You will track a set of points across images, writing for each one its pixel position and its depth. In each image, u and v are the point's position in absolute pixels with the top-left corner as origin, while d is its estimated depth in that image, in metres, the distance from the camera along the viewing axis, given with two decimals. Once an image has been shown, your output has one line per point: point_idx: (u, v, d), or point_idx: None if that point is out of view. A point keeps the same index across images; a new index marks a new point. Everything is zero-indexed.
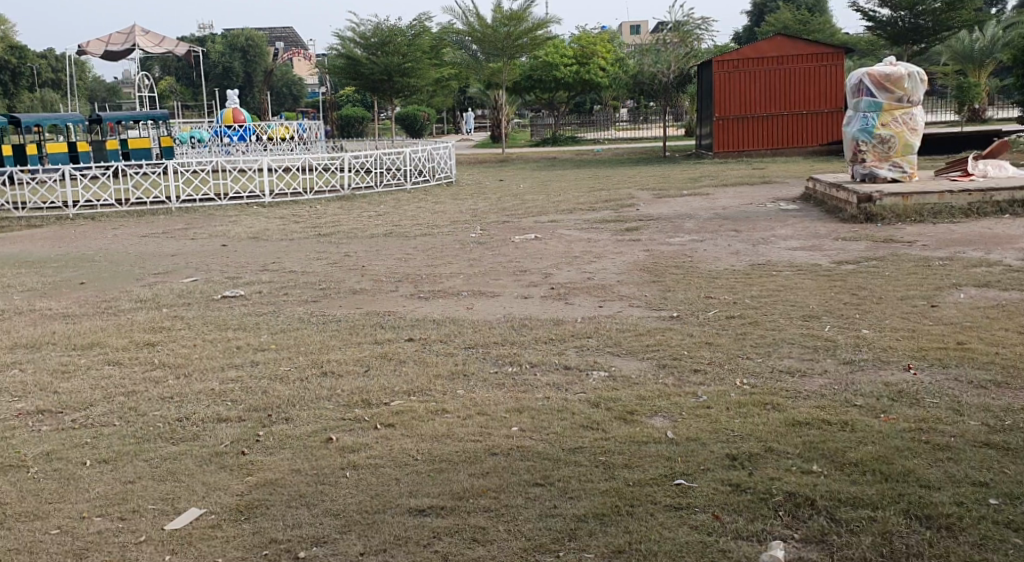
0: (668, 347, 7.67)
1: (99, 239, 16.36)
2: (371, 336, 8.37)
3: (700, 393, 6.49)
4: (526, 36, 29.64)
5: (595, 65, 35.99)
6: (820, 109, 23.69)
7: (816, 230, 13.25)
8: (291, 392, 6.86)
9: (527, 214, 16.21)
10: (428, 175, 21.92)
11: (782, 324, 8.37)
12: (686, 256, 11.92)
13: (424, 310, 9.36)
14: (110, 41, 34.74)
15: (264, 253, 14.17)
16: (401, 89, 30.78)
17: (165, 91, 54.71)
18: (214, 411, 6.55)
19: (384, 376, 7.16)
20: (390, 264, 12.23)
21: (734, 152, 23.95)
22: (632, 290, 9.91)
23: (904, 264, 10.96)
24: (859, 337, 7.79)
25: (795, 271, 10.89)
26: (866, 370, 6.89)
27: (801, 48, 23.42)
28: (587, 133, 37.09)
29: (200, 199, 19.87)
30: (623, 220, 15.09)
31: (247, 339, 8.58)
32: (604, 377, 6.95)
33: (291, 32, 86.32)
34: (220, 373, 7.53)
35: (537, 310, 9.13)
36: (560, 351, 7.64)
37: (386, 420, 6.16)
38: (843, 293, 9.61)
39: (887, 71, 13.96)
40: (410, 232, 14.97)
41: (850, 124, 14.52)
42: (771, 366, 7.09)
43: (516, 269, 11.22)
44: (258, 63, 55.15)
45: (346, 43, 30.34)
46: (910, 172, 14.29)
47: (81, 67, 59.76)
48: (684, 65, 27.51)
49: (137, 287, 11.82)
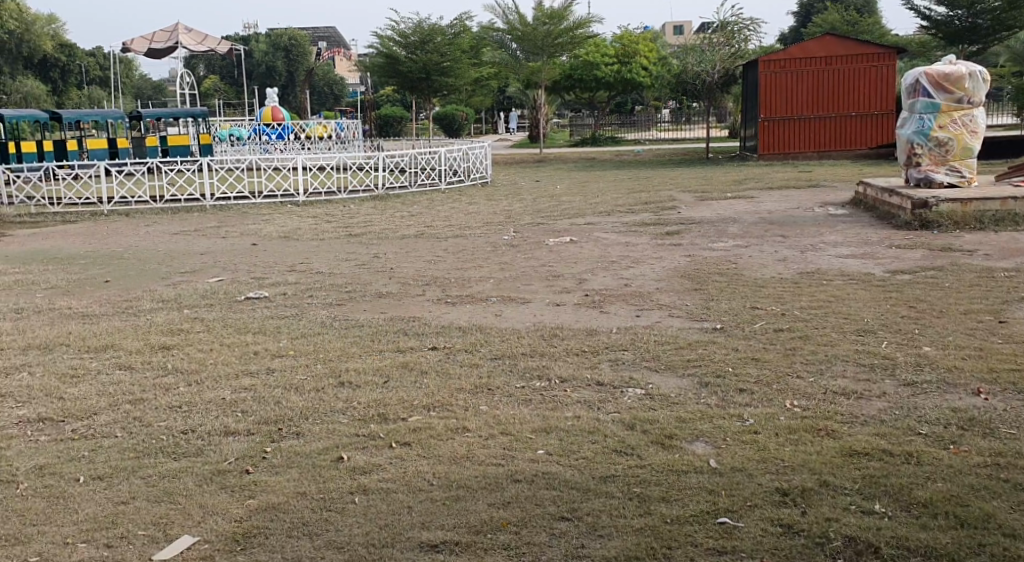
0: (711, 362, 7.12)
1: (129, 236, 16.05)
2: (393, 344, 7.90)
3: (746, 416, 5.93)
4: (567, 34, 29.18)
5: (637, 65, 35.64)
6: (870, 111, 22.87)
7: (869, 237, 12.59)
8: (304, 404, 6.39)
9: (564, 216, 15.66)
10: (464, 175, 21.44)
11: (835, 339, 7.77)
12: (729, 263, 11.33)
13: (450, 316, 8.85)
14: (154, 39, 34.66)
15: (294, 253, 13.74)
16: (440, 89, 30.35)
17: (210, 90, 54.83)
18: (222, 423, 6.08)
19: (404, 390, 6.65)
20: (421, 266, 11.75)
21: (780, 155, 23.26)
22: (673, 298, 9.33)
23: (965, 275, 10.31)
24: (919, 355, 7.19)
25: (847, 281, 10.28)
26: (931, 395, 6.31)
27: (851, 48, 22.63)
28: (627, 133, 36.48)
29: (235, 197, 19.50)
30: (663, 224, 14.48)
31: (264, 344, 8.12)
32: (641, 395, 6.40)
33: (333, 31, 86.40)
34: (232, 381, 7.03)
35: (569, 318, 8.58)
36: (594, 365, 7.09)
37: (401, 439, 5.66)
38: (899, 306, 8.99)
39: (945, 71, 13.33)
40: (442, 234, 14.48)
41: (905, 127, 13.87)
42: (823, 387, 6.52)
43: (550, 273, 10.70)
44: (301, 63, 55.10)
45: (385, 42, 29.92)
46: (970, 177, 13.52)
47: (127, 64, 59.96)
48: (729, 65, 26.73)
49: (161, 286, 11.43)
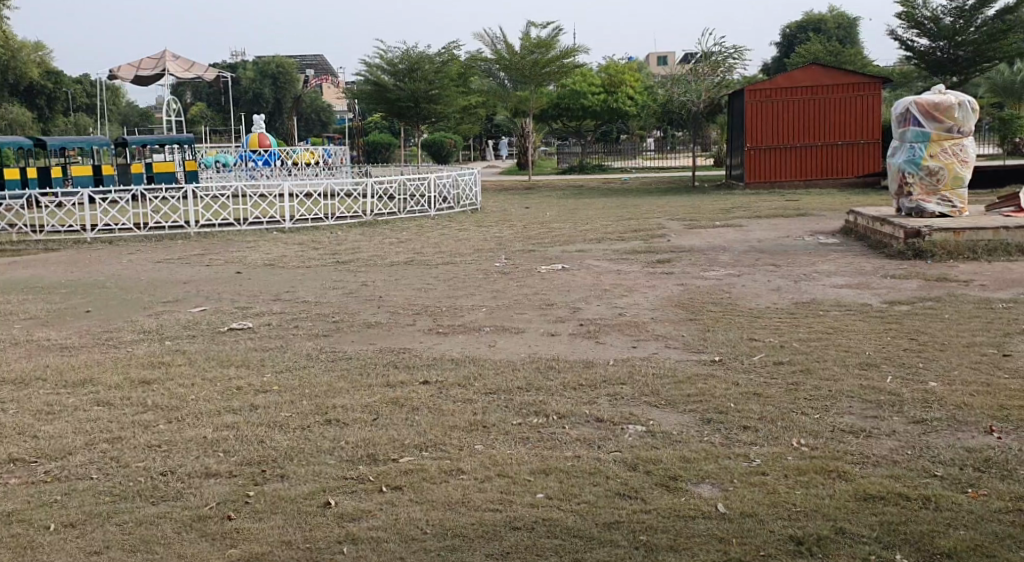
0: (713, 397, 6.85)
1: (112, 264, 15.74)
2: (383, 378, 7.61)
3: (752, 456, 5.68)
4: (554, 64, 29.02)
5: (623, 94, 35.58)
6: (856, 139, 22.82)
7: (863, 267, 12.41)
8: (289, 443, 6.11)
9: (555, 243, 15.44)
10: (453, 202, 21.19)
11: (838, 373, 7.54)
12: (724, 292, 11.12)
13: (441, 347, 8.59)
14: (141, 66, 34.40)
15: (280, 282, 13.44)
16: (428, 115, 30.19)
17: (196, 116, 54.63)
18: (202, 463, 5.79)
19: (394, 428, 6.37)
20: (410, 295, 11.49)
21: (766, 183, 23.10)
22: (669, 329, 9.10)
23: (964, 306, 10.12)
24: (927, 391, 6.95)
25: (844, 312, 10.07)
26: (942, 433, 6.09)
27: (836, 78, 22.61)
28: (614, 161, 36.39)
29: (220, 224, 19.21)
30: (655, 252, 14.28)
31: (247, 378, 7.82)
32: (642, 433, 6.15)
33: (321, 59, 86.39)
34: (214, 418, 6.73)
35: (564, 350, 8.33)
36: (592, 400, 6.82)
37: (392, 482, 5.39)
38: (900, 338, 8.78)
39: (935, 100, 13.18)
40: (432, 261, 14.23)
41: (895, 155, 13.76)
42: (831, 424, 6.27)
43: (542, 302, 10.45)
44: (288, 90, 54.95)
45: (372, 69, 29.82)
46: (961, 207, 13.37)
47: (113, 90, 59.68)
48: (715, 94, 26.61)
49: (142, 317, 11.12)
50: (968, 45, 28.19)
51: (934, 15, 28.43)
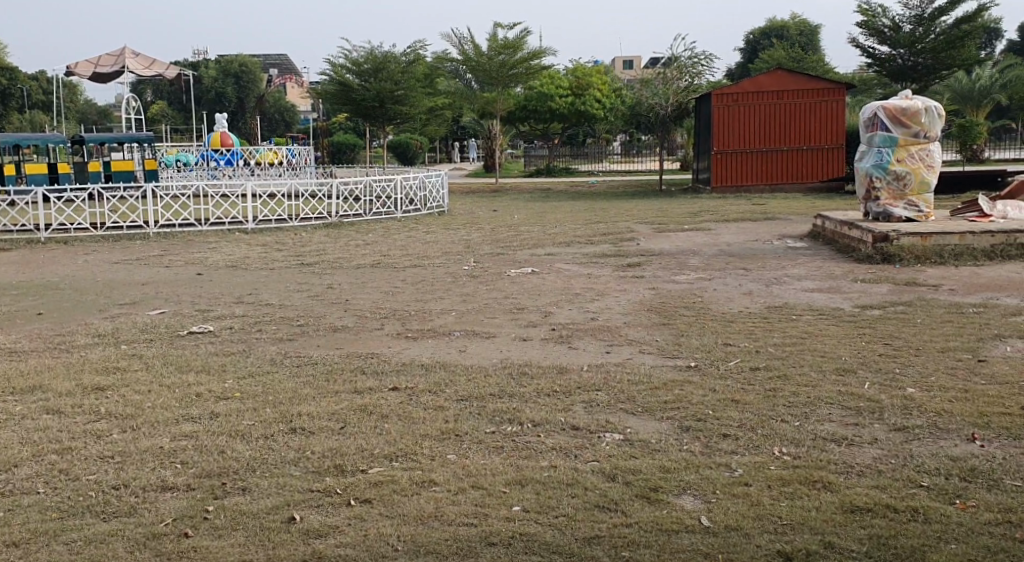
0: (690, 404, 6.68)
1: (67, 265, 15.36)
2: (350, 385, 7.37)
3: (734, 465, 5.52)
4: (522, 65, 28.83)
5: (590, 97, 35.49)
6: (821, 144, 22.86)
7: (833, 271, 12.33)
8: (251, 455, 5.90)
9: (524, 246, 15.26)
10: (419, 204, 20.93)
11: (816, 379, 7.40)
12: (695, 296, 10.99)
13: (411, 352, 8.36)
14: (99, 63, 33.77)
15: (241, 284, 13.16)
16: (394, 116, 29.90)
17: (157, 115, 53.94)
18: (158, 479, 5.57)
19: (362, 437, 6.14)
20: (376, 298, 11.26)
21: (733, 187, 23.08)
22: (642, 334, 8.93)
23: (936, 310, 10.05)
24: (906, 397, 6.81)
25: (817, 316, 9.96)
26: (925, 441, 5.96)
27: (802, 83, 22.64)
28: (580, 164, 36.31)
29: (180, 224, 18.83)
30: (624, 255, 14.13)
31: (207, 385, 7.56)
32: (619, 441, 5.96)
33: (285, 59, 85.63)
34: (172, 428, 6.50)
35: (536, 355, 8.13)
36: (566, 407, 6.62)
37: (361, 494, 5.19)
38: (874, 343, 8.66)
39: (902, 105, 13.15)
40: (399, 263, 13.99)
41: (862, 161, 13.69)
42: (811, 432, 6.12)
43: (512, 306, 10.26)
44: (252, 89, 54.35)
45: (337, 69, 29.42)
46: (928, 212, 13.31)
47: (72, 88, 58.76)
48: (682, 98, 26.55)
49: (98, 319, 10.80)
50: (927, 52, 28.18)
51: (893, 23, 28.46)
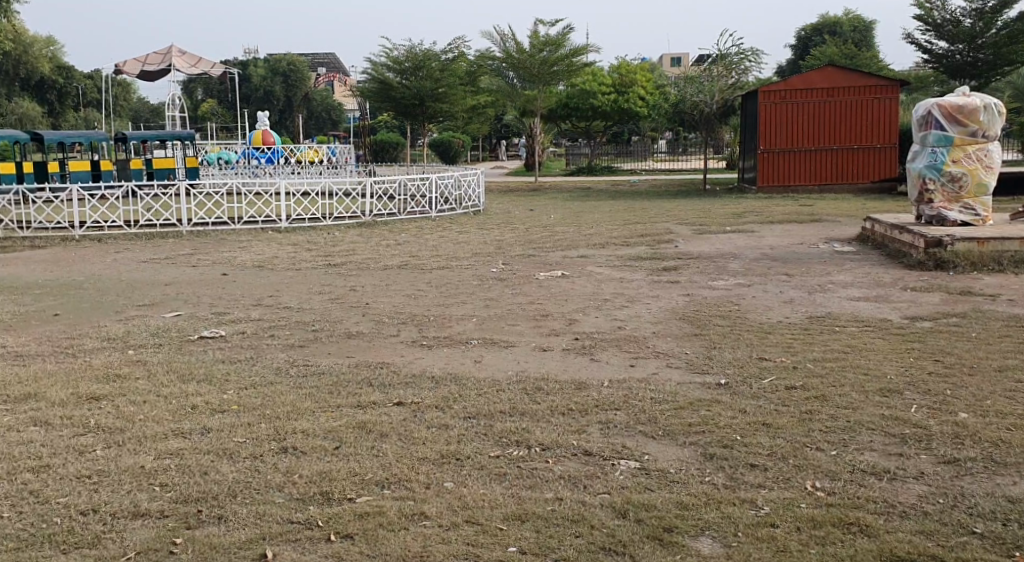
0: (716, 428, 6.10)
1: (95, 263, 15.05)
2: (354, 397, 6.84)
3: (760, 501, 4.98)
4: (563, 62, 28.28)
5: (635, 94, 34.84)
6: (872, 143, 22.01)
7: (880, 277, 11.65)
8: (234, 477, 5.44)
9: (558, 248, 14.71)
10: (455, 203, 20.40)
11: (857, 401, 6.78)
12: (732, 304, 10.38)
13: (424, 363, 7.85)
14: (146, 61, 33.69)
15: (266, 285, 12.71)
16: (434, 114, 29.52)
17: (206, 113, 53.98)
18: (133, 505, 5.17)
19: (357, 459, 5.65)
20: (398, 302, 10.76)
21: (779, 187, 22.33)
22: (672, 345, 8.35)
23: (992, 323, 9.35)
24: (958, 424, 6.19)
25: (862, 328, 9.31)
26: (979, 478, 5.38)
27: (853, 81, 21.82)
28: (624, 163, 35.66)
29: (213, 222, 18.29)
30: (661, 258, 13.52)
31: (204, 394, 7.05)
32: (635, 471, 5.42)
33: (334, 57, 85.71)
34: (158, 444, 6.01)
35: (555, 368, 7.59)
36: (581, 429, 6.08)
37: (344, 528, 4.87)
38: (923, 360, 8.01)
39: (959, 102, 12.42)
40: (428, 265, 13.49)
41: (915, 161, 12.95)
42: (850, 463, 5.55)
43: (537, 313, 9.72)
44: (299, 88, 54.24)
45: (377, 67, 29.10)
46: (984, 215, 12.60)
47: (126, 87, 59.01)
48: (728, 96, 25.76)
49: (112, 322, 10.34)
50: (988, 48, 27.19)
51: (953, 17, 27.49)
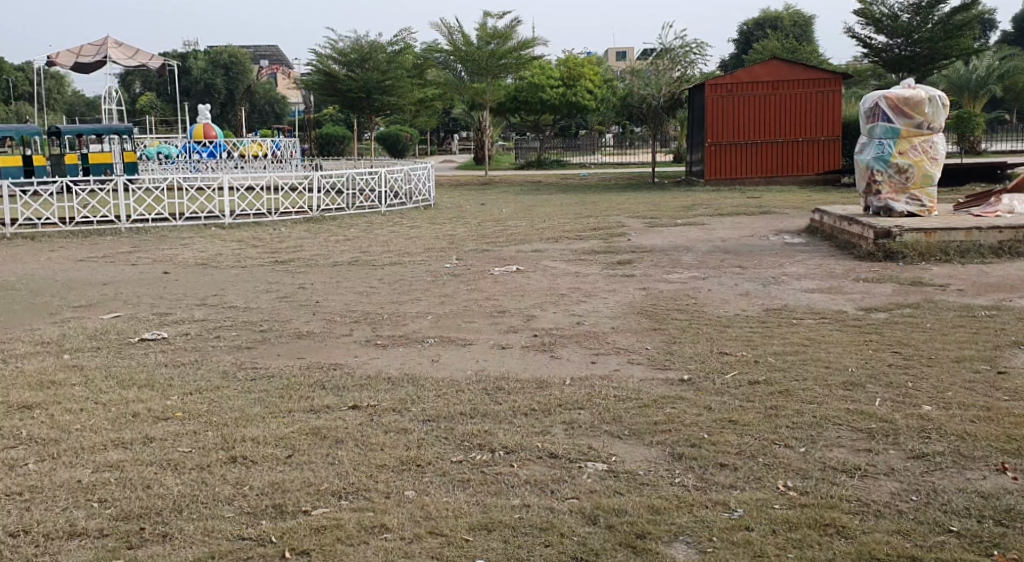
0: (683, 427, 5.94)
1: (29, 263, 14.51)
2: (307, 402, 6.57)
3: (733, 503, 4.94)
4: (511, 55, 28.01)
5: (582, 88, 34.73)
6: (816, 136, 22.15)
7: (833, 268, 11.62)
8: (180, 491, 5.17)
9: (510, 242, 14.49)
10: (404, 198, 20.06)
11: (822, 396, 6.65)
12: (688, 298, 10.25)
13: (378, 363, 7.60)
14: (81, 53, 32.77)
15: (209, 284, 12.31)
16: (382, 107, 29.15)
17: (145, 107, 52.83)
18: (71, 524, 4.89)
19: (311, 468, 5.41)
20: (348, 300, 10.47)
21: (727, 179, 22.26)
22: (631, 341, 8.18)
23: (946, 313, 9.33)
24: (923, 417, 6.09)
25: (819, 320, 9.23)
26: (949, 472, 5.30)
27: (798, 74, 21.92)
28: (573, 157, 35.53)
29: (153, 218, 17.74)
30: (615, 252, 13.35)
31: (147, 402, 6.70)
32: (603, 474, 5.26)
33: (276, 50, 84.33)
34: (97, 456, 5.70)
35: (515, 366, 7.38)
36: (544, 430, 5.90)
37: (300, 544, 4.67)
38: (883, 352, 7.93)
39: (905, 94, 12.37)
40: (377, 261, 13.19)
41: (863, 153, 12.92)
42: (819, 460, 5.44)
43: (493, 309, 9.52)
44: (241, 81, 53.33)
45: (322, 59, 28.54)
46: (930, 206, 12.59)
47: (61, 80, 57.56)
48: (675, 88, 25.70)
49: (47, 325, 9.89)
50: (924, 42, 27.40)
51: (891, 12, 27.63)
